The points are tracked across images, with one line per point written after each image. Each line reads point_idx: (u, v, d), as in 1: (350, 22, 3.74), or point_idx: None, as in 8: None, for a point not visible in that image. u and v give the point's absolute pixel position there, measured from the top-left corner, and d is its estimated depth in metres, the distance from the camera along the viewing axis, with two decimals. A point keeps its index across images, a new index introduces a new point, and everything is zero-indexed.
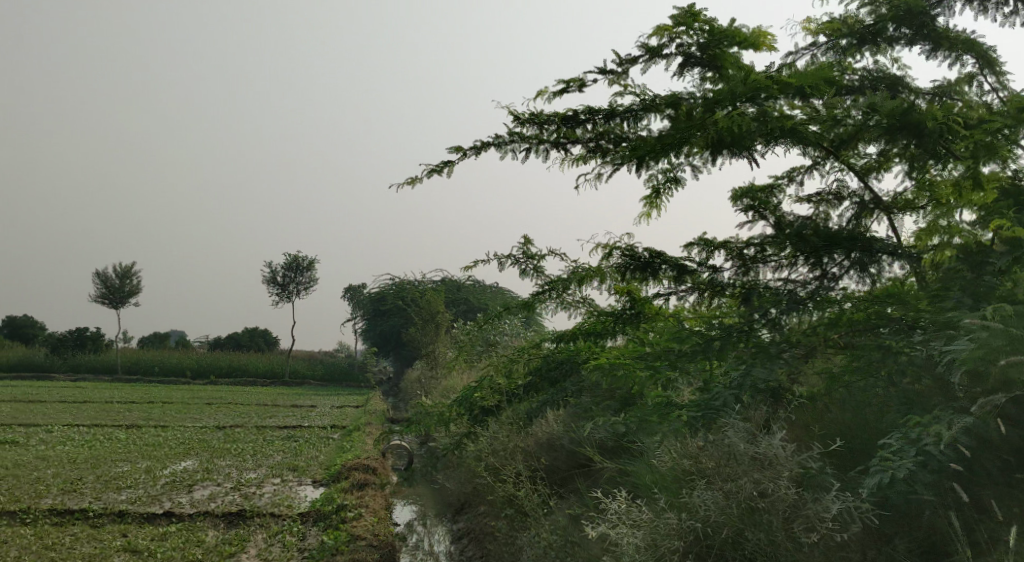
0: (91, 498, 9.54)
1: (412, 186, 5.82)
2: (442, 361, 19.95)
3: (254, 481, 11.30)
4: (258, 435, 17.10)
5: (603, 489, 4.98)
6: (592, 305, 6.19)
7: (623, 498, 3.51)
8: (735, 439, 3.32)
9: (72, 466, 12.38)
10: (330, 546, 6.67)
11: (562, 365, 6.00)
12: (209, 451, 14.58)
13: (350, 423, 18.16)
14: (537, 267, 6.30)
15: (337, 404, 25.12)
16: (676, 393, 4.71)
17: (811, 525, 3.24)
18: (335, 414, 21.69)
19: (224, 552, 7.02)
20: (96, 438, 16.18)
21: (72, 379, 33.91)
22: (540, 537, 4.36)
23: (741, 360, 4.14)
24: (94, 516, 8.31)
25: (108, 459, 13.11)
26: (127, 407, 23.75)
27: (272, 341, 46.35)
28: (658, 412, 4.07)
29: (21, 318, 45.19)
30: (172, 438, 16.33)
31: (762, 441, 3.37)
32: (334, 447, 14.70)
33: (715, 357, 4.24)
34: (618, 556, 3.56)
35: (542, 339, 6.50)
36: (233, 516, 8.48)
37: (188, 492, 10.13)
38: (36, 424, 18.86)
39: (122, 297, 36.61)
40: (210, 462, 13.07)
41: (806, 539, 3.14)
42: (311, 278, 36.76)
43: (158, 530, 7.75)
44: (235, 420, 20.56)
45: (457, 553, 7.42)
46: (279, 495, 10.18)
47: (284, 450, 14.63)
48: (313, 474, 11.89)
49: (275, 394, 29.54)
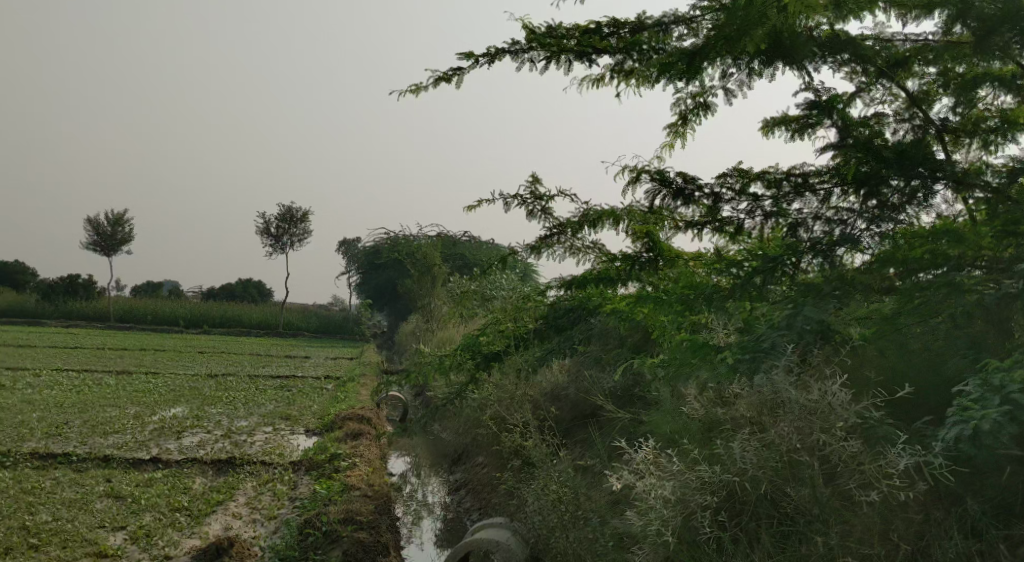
0: (77, 443, 9.27)
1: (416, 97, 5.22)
2: (439, 315, 19.64)
3: (246, 429, 11.05)
4: (252, 384, 16.89)
5: (616, 441, 4.67)
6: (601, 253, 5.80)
7: (650, 449, 3.18)
8: (783, 385, 2.96)
9: (59, 410, 12.11)
10: (323, 496, 6.39)
11: (570, 313, 5.66)
12: (200, 398, 14.31)
13: (344, 374, 17.91)
14: (545, 208, 5.84)
15: (331, 356, 24.91)
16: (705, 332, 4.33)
17: (865, 481, 2.91)
18: (330, 365, 21.50)
19: (211, 500, 6.74)
20: (86, 383, 15.92)
21: (64, 325, 33.66)
22: (550, 490, 4.05)
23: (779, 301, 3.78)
24: (78, 460, 8.04)
25: (97, 405, 12.86)
26: (119, 354, 23.49)
27: (267, 293, 46.10)
28: (686, 357, 3.71)
29: (14, 264, 44.76)
30: (164, 385, 16.08)
31: (813, 388, 3.01)
32: (328, 397, 14.42)
33: (753, 294, 3.88)
34: (642, 511, 3.24)
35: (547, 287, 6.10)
36: (221, 463, 8.21)
37: (176, 439, 9.86)
38: (25, 368, 18.60)
39: (115, 244, 36.18)
40: (200, 410, 12.80)
41: (864, 497, 2.81)
42: (306, 230, 36.30)
43: (144, 476, 7.48)
44: (227, 369, 20.32)
45: (454, 504, 7.16)
46: (270, 443, 9.92)
47: (278, 400, 14.37)
48: (306, 424, 11.62)
49: (268, 345, 29.32)
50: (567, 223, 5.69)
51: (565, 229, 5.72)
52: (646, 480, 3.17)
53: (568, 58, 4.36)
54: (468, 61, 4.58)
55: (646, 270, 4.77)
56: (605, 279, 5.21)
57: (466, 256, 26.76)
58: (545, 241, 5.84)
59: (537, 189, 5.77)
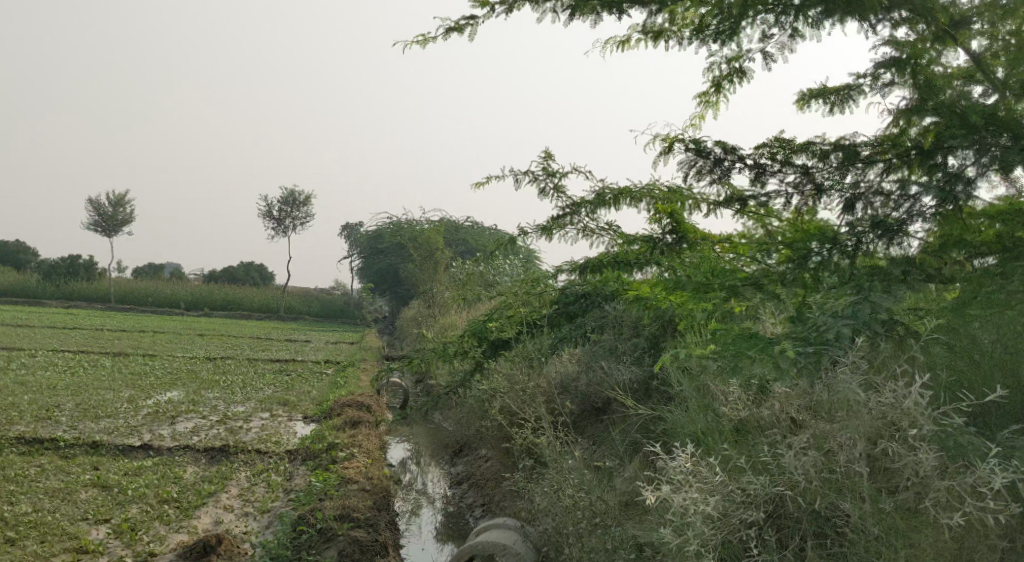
0: (66, 427, 8.95)
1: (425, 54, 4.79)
2: (441, 301, 19.29)
3: (242, 415, 10.74)
4: (249, 367, 16.58)
5: (635, 440, 4.35)
6: (616, 236, 5.46)
7: (688, 455, 2.86)
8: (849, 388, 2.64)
9: (51, 392, 11.79)
10: (319, 489, 6.08)
11: (583, 300, 5.31)
12: (197, 382, 13.99)
13: (343, 360, 17.60)
14: (558, 187, 5.47)
15: (332, 341, 24.63)
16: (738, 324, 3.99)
17: (937, 497, 2.59)
18: (330, 350, 21.19)
19: (202, 491, 6.42)
20: (81, 365, 15.60)
21: (63, 305, 33.34)
22: (566, 494, 3.73)
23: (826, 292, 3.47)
24: (66, 447, 7.72)
25: (91, 387, 12.54)
26: (116, 335, 23.17)
27: (268, 276, 45.82)
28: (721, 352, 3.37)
29: (14, 243, 44.41)
30: (160, 368, 15.76)
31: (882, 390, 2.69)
32: (327, 383, 14.11)
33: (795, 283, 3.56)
34: (675, 523, 2.92)
35: (557, 271, 5.74)
36: (215, 451, 7.89)
37: (169, 425, 9.55)
38: (19, 349, 18.27)
39: (115, 224, 35.81)
40: (196, 394, 12.48)
41: (939, 518, 2.50)
42: (308, 213, 35.94)
43: (133, 464, 7.16)
44: (226, 352, 20.00)
45: (455, 498, 6.86)
46: (266, 430, 9.61)
47: (276, 385, 14.05)
48: (304, 410, 11.31)
49: (268, 328, 29.04)
50: (581, 203, 5.34)
51: (578, 209, 5.36)
52: (681, 489, 2.86)
53: (596, 12, 3.82)
54: (484, 10, 4.29)
55: (668, 254, 4.44)
56: (623, 264, 4.88)
57: (469, 242, 26.39)
58: (556, 221, 5.48)
59: (550, 165, 5.41)
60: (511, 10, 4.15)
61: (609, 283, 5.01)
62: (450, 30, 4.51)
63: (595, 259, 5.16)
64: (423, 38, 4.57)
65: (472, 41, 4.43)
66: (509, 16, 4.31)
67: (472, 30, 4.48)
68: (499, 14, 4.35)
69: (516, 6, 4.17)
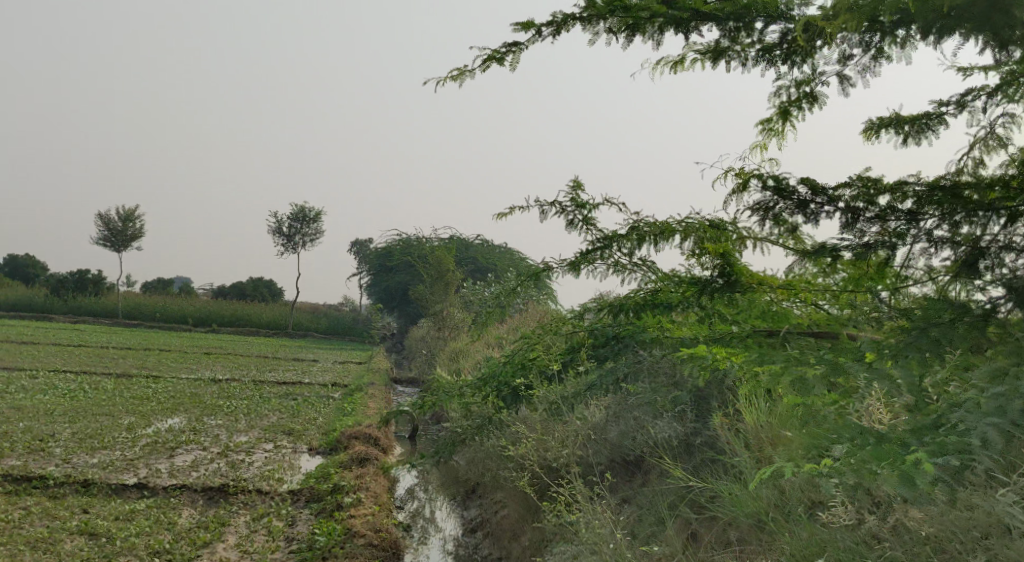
0: (59, 460, 8.52)
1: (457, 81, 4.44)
2: (452, 323, 18.80)
3: (245, 446, 10.25)
4: (255, 391, 16.09)
5: (675, 512, 3.83)
6: (651, 273, 4.99)
7: None
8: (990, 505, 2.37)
9: (47, 419, 11.34)
10: (322, 543, 5.59)
11: (614, 343, 4.77)
12: (199, 407, 13.52)
13: (352, 383, 17.10)
14: (587, 219, 5.01)
15: (339, 360, 24.16)
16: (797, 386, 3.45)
17: None
18: (338, 370, 20.72)
19: (197, 540, 5.94)
20: (82, 387, 15.16)
21: (71, 321, 33.02)
22: None
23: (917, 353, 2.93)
24: (55, 485, 7.28)
25: (90, 413, 12.09)
26: (121, 354, 22.77)
27: (277, 292, 45.50)
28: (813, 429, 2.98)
29: (23, 256, 44.18)
30: (163, 391, 15.31)
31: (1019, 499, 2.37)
32: (334, 409, 13.61)
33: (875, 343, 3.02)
34: None
35: (583, 310, 5.25)
36: (214, 491, 7.42)
37: (168, 458, 9.09)
38: (20, 368, 17.86)
39: (124, 239, 35.55)
40: (198, 421, 12.01)
41: None
42: (317, 230, 35.61)
43: (125, 507, 6.71)
44: (232, 373, 19.56)
45: (468, 548, 6.33)
46: (269, 464, 9.12)
47: (282, 410, 13.58)
48: (309, 441, 10.81)
49: (276, 347, 28.56)
50: (614, 237, 4.87)
51: (610, 243, 4.91)
52: None
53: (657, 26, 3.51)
54: (527, 32, 3.93)
55: (717, 295, 3.94)
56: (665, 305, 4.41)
57: (479, 261, 25.93)
58: (585, 257, 5.03)
59: (578, 195, 4.95)
60: (557, 31, 3.84)
61: (645, 327, 4.52)
62: (488, 57, 4.16)
63: (629, 299, 4.67)
64: (457, 69, 4.21)
65: (513, 68, 4.07)
66: (555, 38, 3.95)
67: (513, 57, 4.11)
68: (542, 36, 3.99)
69: (563, 25, 3.85)
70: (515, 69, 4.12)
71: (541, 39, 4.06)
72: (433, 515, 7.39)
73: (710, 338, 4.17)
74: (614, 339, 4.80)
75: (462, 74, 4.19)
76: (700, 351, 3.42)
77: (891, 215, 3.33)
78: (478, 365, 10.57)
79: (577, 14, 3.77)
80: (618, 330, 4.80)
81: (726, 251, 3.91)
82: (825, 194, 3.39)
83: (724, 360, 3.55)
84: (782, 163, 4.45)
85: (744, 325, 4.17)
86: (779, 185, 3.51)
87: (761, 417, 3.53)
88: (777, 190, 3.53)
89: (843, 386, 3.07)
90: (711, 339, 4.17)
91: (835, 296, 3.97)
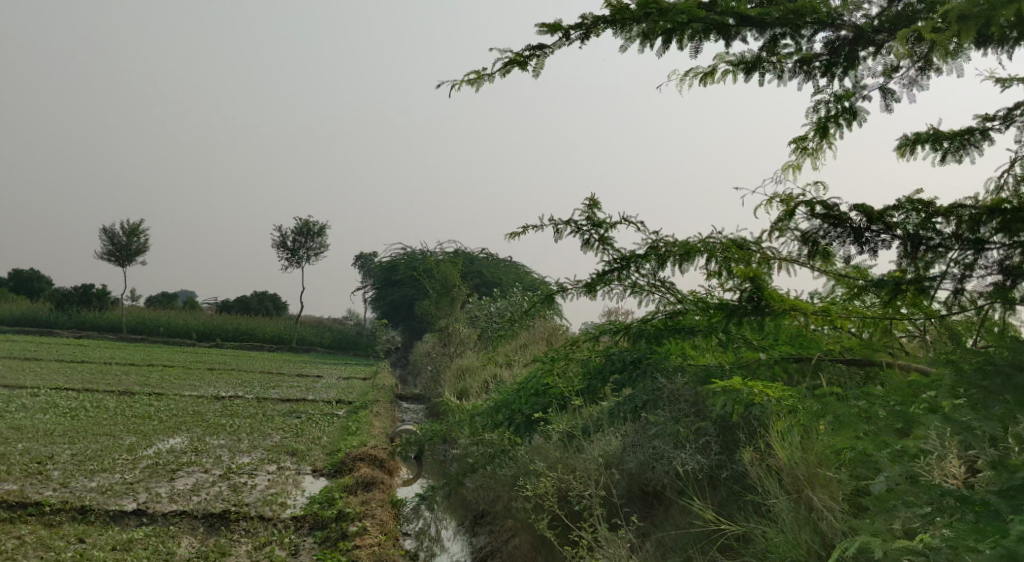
0: (56, 485, 8.30)
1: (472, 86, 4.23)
2: (458, 340, 18.53)
3: (248, 468, 10.02)
4: (259, 409, 15.88)
5: (700, 552, 3.59)
6: (671, 295, 4.78)
7: None
8: None
9: (47, 440, 11.12)
10: None
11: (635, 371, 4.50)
12: (201, 426, 13.28)
13: (357, 400, 16.86)
14: (604, 238, 4.79)
15: (344, 376, 23.91)
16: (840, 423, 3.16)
17: None
18: (343, 387, 20.46)
19: None
20: (83, 405, 14.95)
21: (75, 336, 32.86)
22: None
23: (979, 390, 2.66)
24: (51, 512, 7.06)
25: (90, 433, 11.86)
26: (124, 370, 22.58)
27: (281, 307, 45.33)
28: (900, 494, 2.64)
29: (28, 271, 44.08)
30: (165, 409, 15.07)
31: None
32: (338, 429, 13.34)
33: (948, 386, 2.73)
34: None
35: (599, 334, 4.99)
36: (214, 518, 7.19)
37: (168, 481, 8.86)
38: (22, 385, 17.65)
39: (129, 254, 35.42)
40: (201, 441, 11.78)
41: None
42: (321, 245, 35.50)
43: (123, 535, 6.48)
44: (235, 390, 19.31)
45: None
46: (272, 488, 8.88)
47: (285, 429, 13.33)
48: (313, 462, 10.59)
49: (280, 362, 28.34)
50: (632, 256, 4.66)
51: (629, 263, 4.69)
52: None
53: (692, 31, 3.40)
54: (553, 34, 3.71)
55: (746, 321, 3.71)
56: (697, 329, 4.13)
57: (484, 276, 25.67)
58: (601, 278, 4.81)
59: (595, 214, 4.74)
60: (586, 33, 3.63)
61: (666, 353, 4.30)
62: (510, 60, 3.94)
63: (652, 324, 4.44)
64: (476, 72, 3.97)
65: (537, 73, 3.82)
66: (583, 42, 3.73)
67: (536, 62, 3.87)
68: (568, 40, 3.78)
69: (593, 27, 3.63)
70: (538, 74, 3.87)
71: (568, 43, 3.85)
72: (439, 535, 7.23)
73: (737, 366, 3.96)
74: (632, 365, 4.61)
75: (482, 78, 3.95)
76: (734, 384, 3.19)
77: (952, 243, 3.28)
78: (486, 385, 10.33)
79: (609, 16, 3.58)
80: (638, 356, 4.60)
81: (757, 275, 3.68)
82: (880, 220, 3.37)
83: (757, 394, 3.33)
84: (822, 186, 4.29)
85: (775, 353, 3.96)
86: (829, 211, 3.46)
87: (794, 454, 3.28)
88: (829, 218, 3.48)
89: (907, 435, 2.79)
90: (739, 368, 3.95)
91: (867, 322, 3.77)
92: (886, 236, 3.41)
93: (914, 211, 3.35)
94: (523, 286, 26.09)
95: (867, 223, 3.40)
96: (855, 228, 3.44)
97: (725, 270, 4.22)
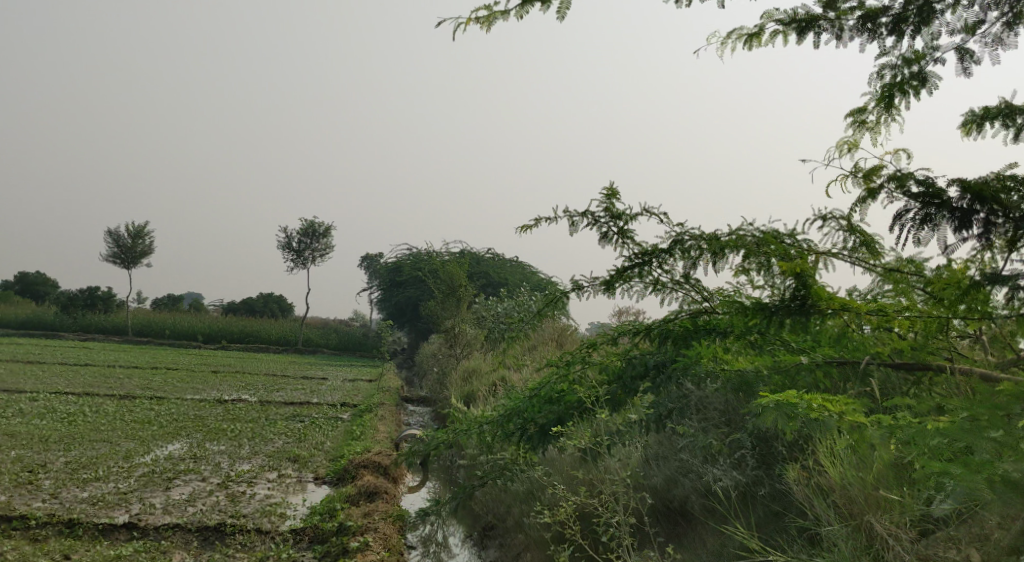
0: (46, 496, 7.94)
1: (485, 28, 3.93)
2: (465, 342, 18.12)
3: (247, 475, 9.65)
4: (262, 412, 15.50)
5: None
6: (696, 295, 4.41)
7: None
8: None
9: (41, 447, 10.76)
10: None
11: (659, 376, 4.10)
12: (202, 431, 12.91)
13: (361, 402, 16.48)
14: (624, 232, 4.40)
15: (351, 377, 23.54)
16: (907, 440, 2.79)
17: None
18: (348, 389, 20.10)
19: None
20: (82, 410, 14.59)
21: (79, 338, 32.57)
22: None
23: None
24: (38, 527, 6.71)
25: (86, 440, 11.50)
26: (126, 373, 22.25)
27: (287, 308, 45.04)
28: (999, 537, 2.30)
29: (34, 274, 43.87)
30: (166, 414, 14.72)
31: None
32: (342, 433, 12.97)
33: None
34: None
35: (617, 335, 4.61)
36: (209, 531, 6.82)
37: (163, 491, 8.50)
38: (20, 390, 17.30)
39: (134, 256, 35.12)
40: (200, 447, 11.41)
41: None
42: (326, 246, 35.18)
43: (111, 551, 6.11)
44: (239, 392, 18.96)
45: None
46: (271, 497, 8.51)
47: (288, 434, 12.96)
48: (316, 469, 10.22)
49: (285, 364, 28.01)
50: (654, 252, 4.28)
51: (651, 258, 4.30)
52: None
53: None
54: None
55: (792, 322, 3.34)
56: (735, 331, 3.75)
57: (490, 276, 25.25)
58: (621, 274, 4.41)
59: (614, 205, 4.34)
60: None
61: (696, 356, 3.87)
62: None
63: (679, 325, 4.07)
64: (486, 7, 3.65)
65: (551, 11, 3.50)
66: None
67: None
68: None
69: None
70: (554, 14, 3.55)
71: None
72: (447, 541, 6.95)
73: (776, 371, 3.57)
74: (655, 368, 4.16)
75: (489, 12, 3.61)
76: (782, 398, 2.83)
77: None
78: (494, 388, 9.97)
79: None
80: (663, 359, 4.15)
81: (803, 270, 3.30)
82: (990, 199, 3.03)
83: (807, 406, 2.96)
84: (907, 155, 3.62)
85: (817, 354, 3.56)
86: (928, 188, 3.13)
87: (847, 473, 2.93)
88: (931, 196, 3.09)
89: (1007, 459, 2.43)
90: (776, 373, 3.57)
91: (920, 321, 3.37)
92: (992, 219, 3.05)
93: (1004, 187, 3.09)
94: (530, 287, 25.70)
95: (974, 204, 3.06)
96: (959, 212, 3.07)
97: (762, 265, 3.84)
